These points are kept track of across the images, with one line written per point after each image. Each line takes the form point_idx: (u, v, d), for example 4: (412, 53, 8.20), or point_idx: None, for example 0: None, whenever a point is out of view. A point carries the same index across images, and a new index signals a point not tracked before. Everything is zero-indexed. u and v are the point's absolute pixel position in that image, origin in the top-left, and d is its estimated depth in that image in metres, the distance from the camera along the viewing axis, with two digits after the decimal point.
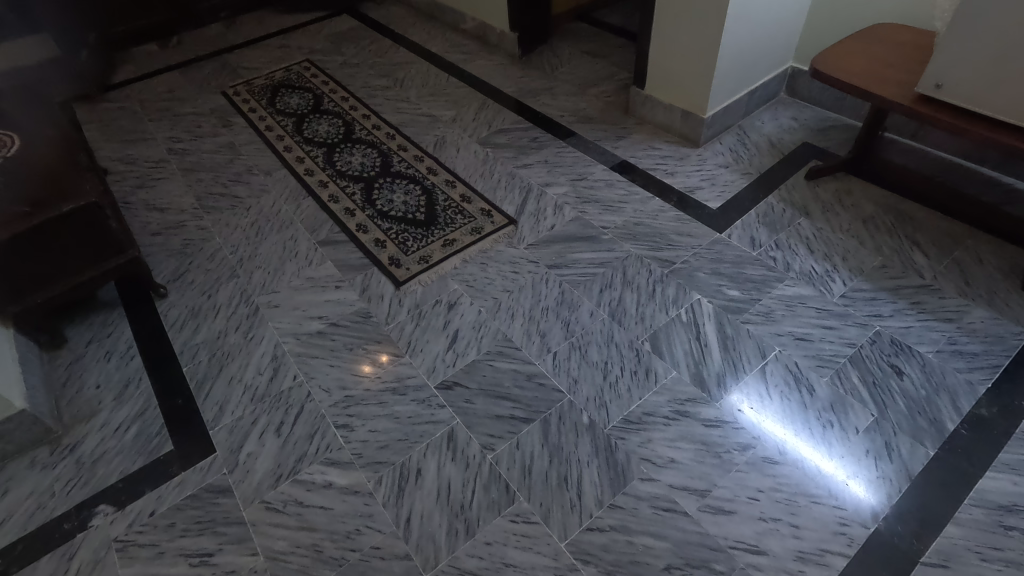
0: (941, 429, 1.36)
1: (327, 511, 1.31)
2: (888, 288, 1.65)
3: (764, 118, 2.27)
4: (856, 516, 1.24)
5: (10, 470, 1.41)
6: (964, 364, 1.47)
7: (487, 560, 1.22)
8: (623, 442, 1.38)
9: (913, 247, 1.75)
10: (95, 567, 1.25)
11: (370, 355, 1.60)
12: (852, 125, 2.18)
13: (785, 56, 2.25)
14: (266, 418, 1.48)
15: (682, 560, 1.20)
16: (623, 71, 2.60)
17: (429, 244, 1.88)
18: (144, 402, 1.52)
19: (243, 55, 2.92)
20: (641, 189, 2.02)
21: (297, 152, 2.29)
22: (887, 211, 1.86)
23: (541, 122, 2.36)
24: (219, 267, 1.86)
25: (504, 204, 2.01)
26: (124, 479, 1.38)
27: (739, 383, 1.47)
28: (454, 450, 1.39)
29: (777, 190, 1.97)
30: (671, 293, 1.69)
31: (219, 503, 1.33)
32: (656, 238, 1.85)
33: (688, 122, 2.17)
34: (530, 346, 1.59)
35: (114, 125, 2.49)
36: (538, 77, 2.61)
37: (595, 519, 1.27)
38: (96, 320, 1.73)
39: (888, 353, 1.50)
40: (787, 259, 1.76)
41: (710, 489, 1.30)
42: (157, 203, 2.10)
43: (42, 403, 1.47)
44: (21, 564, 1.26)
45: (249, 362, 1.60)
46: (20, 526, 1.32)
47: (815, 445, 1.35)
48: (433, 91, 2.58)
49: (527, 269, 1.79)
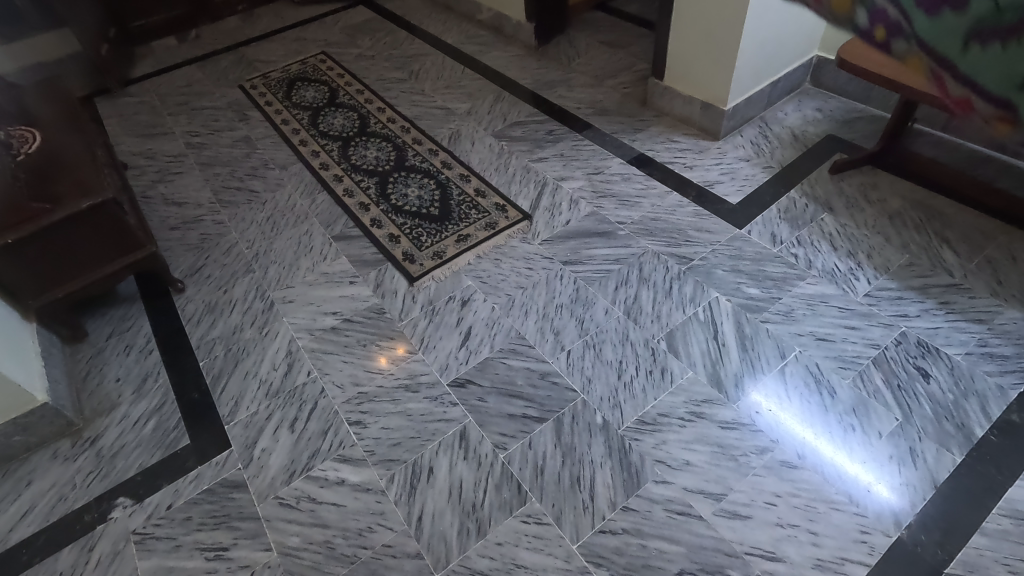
0: (969, 435, 1.31)
1: (340, 508, 1.32)
2: (916, 287, 1.60)
3: (787, 109, 2.20)
4: (877, 523, 1.21)
5: (33, 461, 1.44)
6: (995, 367, 1.42)
7: (498, 561, 1.22)
8: (637, 444, 1.36)
9: (942, 244, 1.69)
10: (115, 558, 1.27)
11: (385, 351, 1.60)
12: (879, 116, 2.11)
13: (810, 45, 2.18)
14: (280, 414, 1.49)
15: (696, 565, 1.18)
16: (641, 61, 2.55)
17: (442, 239, 1.86)
18: (162, 396, 1.54)
19: (260, 48, 2.92)
20: (658, 183, 1.98)
21: (312, 146, 2.28)
22: (915, 207, 1.80)
23: (556, 114, 2.32)
24: (236, 262, 1.88)
25: (519, 199, 1.99)
26: (142, 472, 1.41)
27: (758, 384, 1.44)
28: (466, 449, 1.38)
29: (799, 184, 1.92)
30: (688, 291, 1.65)
31: (235, 498, 1.35)
32: (673, 234, 1.81)
33: (708, 114, 2.12)
34: (543, 344, 1.57)
35: (134, 120, 2.51)
36: (555, 68, 2.57)
37: (607, 521, 1.25)
38: (116, 314, 1.76)
39: (914, 355, 1.46)
40: (808, 256, 1.71)
41: (725, 493, 1.27)
42: (175, 197, 2.12)
43: (64, 397, 1.50)
44: (43, 555, 1.29)
45: (264, 357, 1.61)
46: (43, 517, 1.35)
47: (835, 448, 1.32)
48: (448, 83, 2.56)
49: (541, 265, 1.77)
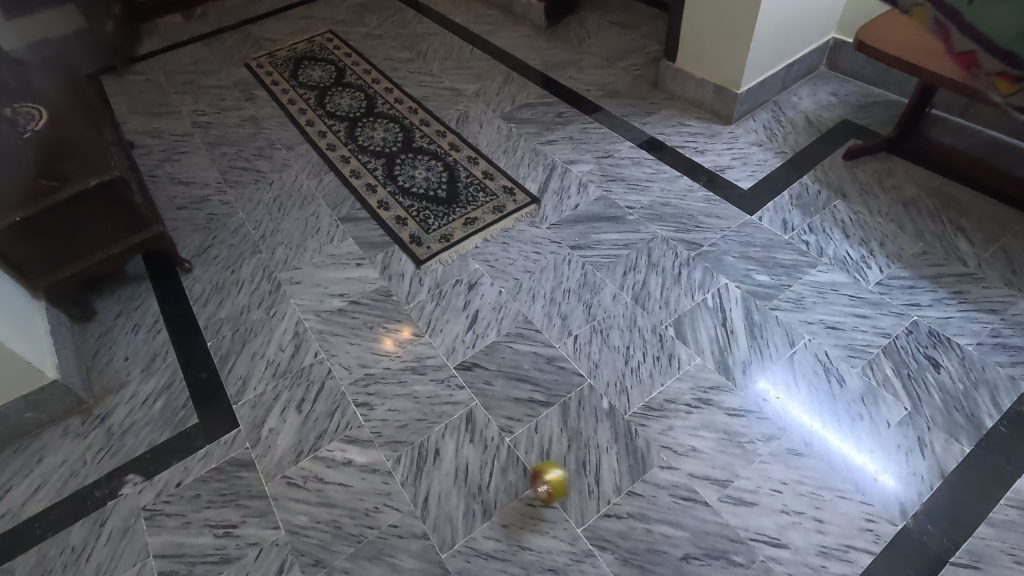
0: (978, 425, 1.30)
1: (347, 489, 1.33)
2: (928, 276, 1.58)
3: (802, 93, 2.16)
4: (883, 512, 1.21)
5: (44, 438, 1.46)
6: (1007, 358, 1.40)
7: (503, 542, 1.22)
8: (643, 429, 1.36)
9: (957, 233, 1.66)
10: (126, 534, 1.29)
11: (391, 333, 1.60)
12: (896, 101, 2.07)
13: (827, 27, 2.13)
14: (288, 394, 1.49)
15: (701, 550, 1.19)
16: (653, 42, 2.50)
17: (450, 222, 1.85)
18: (170, 374, 1.55)
19: (267, 26, 2.88)
20: (668, 168, 1.96)
21: (319, 127, 2.26)
22: (931, 194, 1.77)
23: (566, 96, 2.29)
24: (242, 242, 1.87)
25: (527, 182, 1.97)
26: (151, 449, 1.42)
27: (766, 370, 1.43)
28: (473, 432, 1.39)
29: (812, 170, 1.89)
30: (697, 277, 1.64)
31: (242, 476, 1.36)
32: (683, 220, 1.79)
33: (721, 98, 2.08)
34: (550, 329, 1.57)
35: (140, 98, 2.49)
36: (565, 49, 2.52)
37: (612, 505, 1.26)
38: (125, 293, 1.76)
39: (924, 345, 1.44)
40: (820, 243, 1.69)
41: (731, 479, 1.27)
42: (182, 176, 2.12)
43: (74, 375, 1.51)
44: (55, 529, 1.31)
45: (272, 338, 1.61)
46: (55, 492, 1.36)
47: (843, 437, 1.31)
48: (457, 64, 2.52)
49: (549, 249, 1.76)
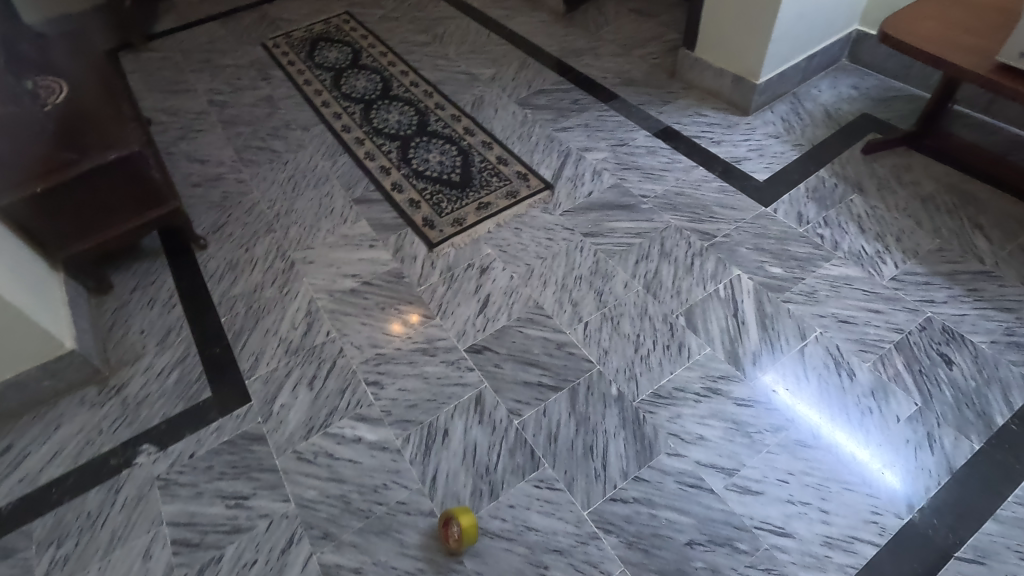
0: (989, 422, 1.30)
1: (356, 465, 1.34)
2: (944, 273, 1.56)
3: (822, 85, 2.13)
4: (889, 506, 1.21)
5: (61, 406, 1.49)
6: (1021, 357, 1.39)
7: (509, 522, 1.24)
8: (651, 416, 1.37)
9: (975, 230, 1.64)
10: (140, 501, 1.32)
11: (402, 315, 1.61)
12: (917, 96, 2.04)
13: (850, 19, 2.10)
14: (300, 370, 1.51)
15: (705, 537, 1.20)
16: (672, 31, 2.47)
17: (463, 207, 1.85)
18: (185, 348, 1.58)
19: (283, 6, 2.88)
20: (684, 158, 1.94)
21: (334, 108, 2.26)
22: (949, 190, 1.75)
23: (582, 83, 2.27)
24: (257, 221, 1.88)
25: (541, 167, 1.96)
26: (165, 421, 1.45)
27: (776, 363, 1.43)
28: (481, 414, 1.40)
29: (829, 163, 1.87)
30: (709, 268, 1.64)
31: (254, 450, 1.38)
32: (697, 210, 1.78)
33: (739, 88, 2.05)
34: (561, 315, 1.57)
35: (157, 76, 2.50)
36: (582, 35, 2.50)
37: (618, 490, 1.27)
38: (141, 267, 1.78)
39: (938, 341, 1.43)
40: (835, 237, 1.67)
41: (738, 468, 1.28)
42: (198, 154, 2.13)
43: (91, 345, 1.54)
44: (72, 494, 1.34)
45: (284, 316, 1.63)
46: (72, 459, 1.39)
47: (851, 430, 1.31)
48: (473, 48, 2.51)
49: (561, 236, 1.76)
